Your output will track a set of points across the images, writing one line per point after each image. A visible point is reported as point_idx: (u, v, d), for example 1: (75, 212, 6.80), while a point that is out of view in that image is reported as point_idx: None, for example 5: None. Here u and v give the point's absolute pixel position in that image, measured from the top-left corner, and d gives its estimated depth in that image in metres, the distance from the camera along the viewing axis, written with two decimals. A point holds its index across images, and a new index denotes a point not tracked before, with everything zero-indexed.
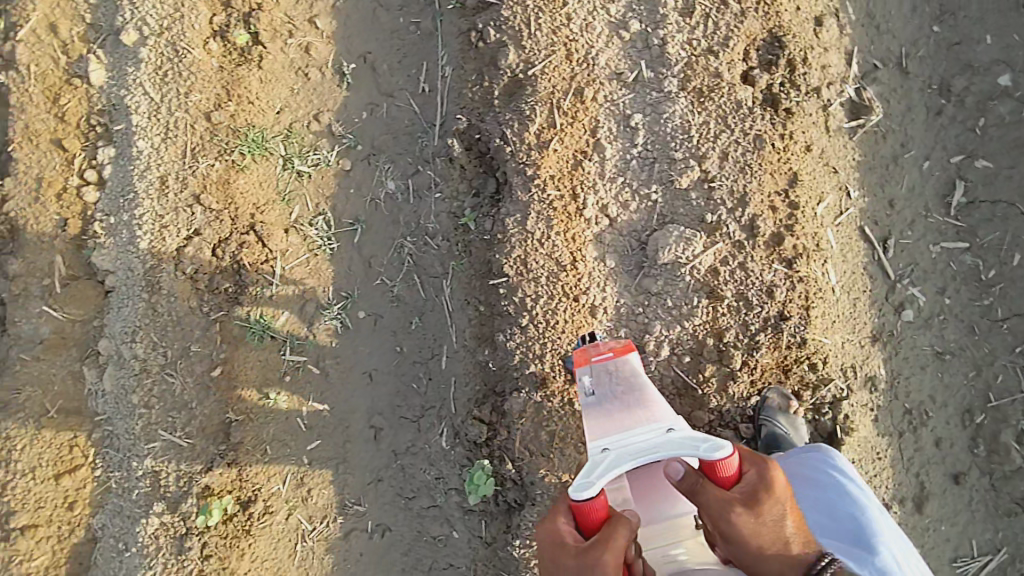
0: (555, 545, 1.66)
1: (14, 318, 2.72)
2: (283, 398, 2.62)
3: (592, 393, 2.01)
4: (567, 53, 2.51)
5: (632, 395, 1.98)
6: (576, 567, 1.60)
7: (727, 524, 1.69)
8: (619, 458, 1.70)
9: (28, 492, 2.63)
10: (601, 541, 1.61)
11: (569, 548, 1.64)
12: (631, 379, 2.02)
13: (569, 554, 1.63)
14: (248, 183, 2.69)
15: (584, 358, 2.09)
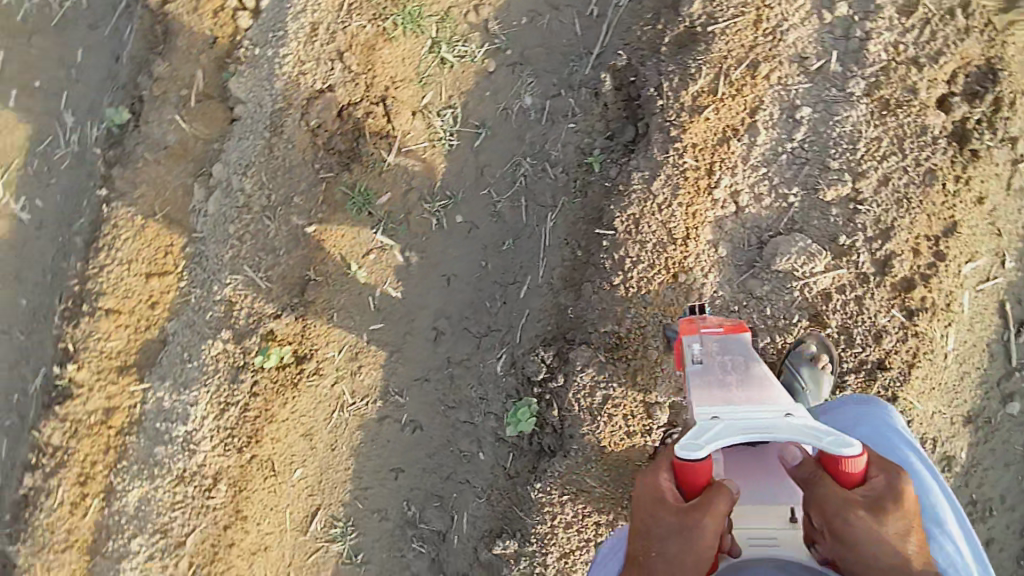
0: (654, 500, 1.58)
1: (148, 118, 2.86)
2: (363, 272, 2.69)
3: (700, 364, 1.96)
4: (756, 19, 2.29)
5: (745, 375, 1.89)
6: (674, 526, 1.52)
7: (843, 523, 1.52)
8: (730, 429, 1.62)
9: (121, 281, 2.86)
10: (705, 506, 1.52)
11: (669, 505, 1.55)
12: (742, 358, 1.93)
13: (668, 510, 1.54)
14: (392, 55, 2.65)
15: (692, 327, 2.05)
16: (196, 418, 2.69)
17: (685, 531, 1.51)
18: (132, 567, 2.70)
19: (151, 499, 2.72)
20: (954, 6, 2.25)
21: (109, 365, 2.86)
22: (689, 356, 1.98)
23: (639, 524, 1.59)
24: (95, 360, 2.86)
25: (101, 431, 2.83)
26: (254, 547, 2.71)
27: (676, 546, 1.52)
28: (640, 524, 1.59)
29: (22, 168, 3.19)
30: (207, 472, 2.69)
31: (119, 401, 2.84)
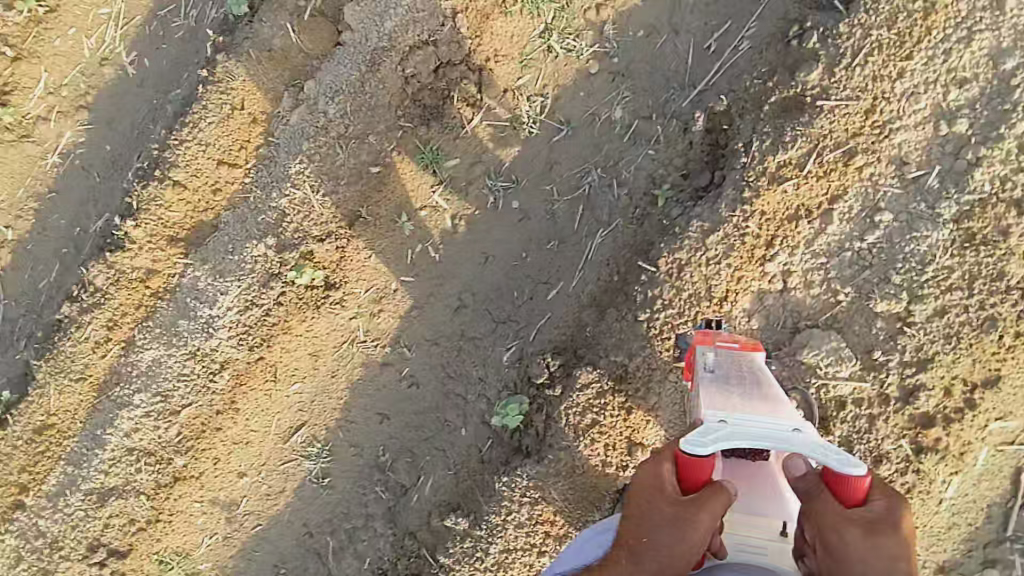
0: (656, 489, 1.76)
1: (262, 18, 2.97)
2: (410, 226, 2.79)
3: (711, 371, 2.03)
4: (868, 107, 2.20)
5: (754, 386, 1.97)
6: (668, 515, 1.70)
7: (836, 537, 1.61)
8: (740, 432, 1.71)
9: (194, 159, 3.00)
10: (703, 501, 1.68)
11: (667, 496, 1.73)
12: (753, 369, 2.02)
13: (665, 500, 1.72)
14: (503, 29, 2.70)
15: (707, 339, 2.12)
16: (222, 307, 2.85)
17: (680, 523, 1.67)
18: (129, 417, 2.92)
19: (162, 364, 2.92)
20: None
21: (162, 232, 3.05)
22: (702, 363, 2.04)
23: (639, 509, 1.77)
24: (152, 224, 3.04)
25: (138, 287, 3.05)
26: (237, 438, 2.91)
27: (669, 532, 1.69)
28: (638, 509, 1.78)
29: (142, 26, 3.43)
30: (217, 357, 2.87)
31: (161, 267, 3.04)
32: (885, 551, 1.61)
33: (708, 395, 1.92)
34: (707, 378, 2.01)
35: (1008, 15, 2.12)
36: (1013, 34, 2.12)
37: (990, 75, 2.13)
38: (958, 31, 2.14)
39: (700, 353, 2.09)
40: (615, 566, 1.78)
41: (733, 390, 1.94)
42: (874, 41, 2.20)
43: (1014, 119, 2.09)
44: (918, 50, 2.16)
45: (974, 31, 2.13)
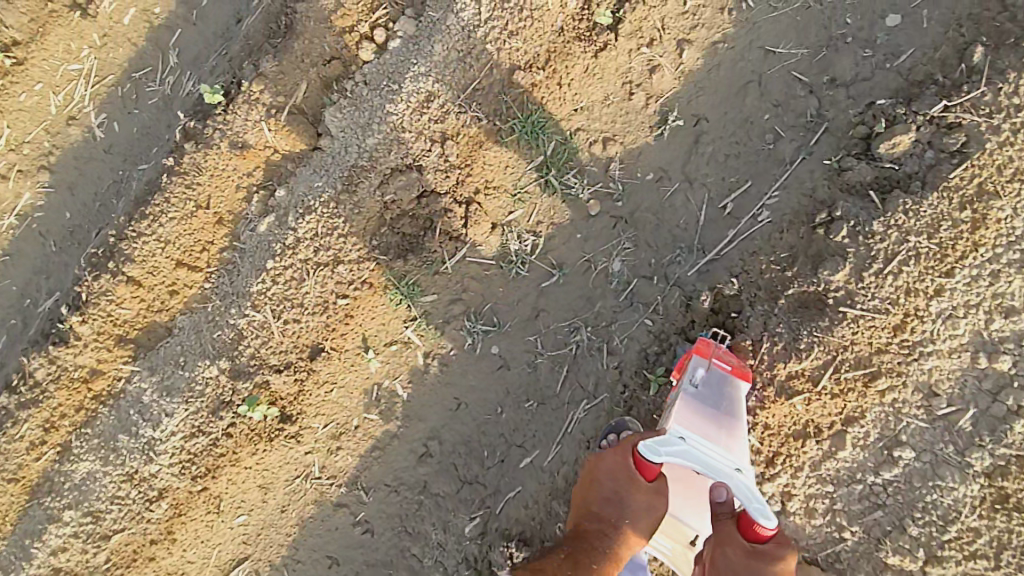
0: (628, 479, 2.00)
1: (235, 109, 2.67)
2: (377, 362, 2.53)
3: (696, 387, 1.97)
4: (897, 324, 1.93)
5: (728, 413, 1.93)
6: (643, 502, 1.98)
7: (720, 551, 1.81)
8: (684, 454, 1.81)
9: (150, 257, 2.73)
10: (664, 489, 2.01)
11: (640, 487, 1.99)
12: (732, 399, 1.96)
13: (640, 491, 1.98)
14: (495, 159, 2.42)
15: (705, 350, 2.01)
16: (165, 430, 2.60)
17: (655, 501, 1.99)
18: (56, 535, 2.67)
19: (97, 480, 2.67)
20: None
21: (111, 330, 2.77)
22: (689, 377, 1.97)
23: (615, 495, 2.00)
24: (100, 318, 2.77)
25: (80, 387, 2.78)
26: (171, 568, 2.67)
27: (646, 512, 2.00)
28: (612, 492, 2.01)
29: (113, 87, 3.11)
30: (155, 483, 2.62)
31: (106, 367, 2.78)
32: None
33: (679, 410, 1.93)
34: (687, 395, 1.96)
35: None
36: None
37: None
38: (1008, 252, 1.87)
39: (691, 364, 1.99)
40: (604, 534, 1.98)
41: (705, 414, 1.92)
42: (912, 247, 1.92)
43: None
44: (960, 266, 1.89)
45: None
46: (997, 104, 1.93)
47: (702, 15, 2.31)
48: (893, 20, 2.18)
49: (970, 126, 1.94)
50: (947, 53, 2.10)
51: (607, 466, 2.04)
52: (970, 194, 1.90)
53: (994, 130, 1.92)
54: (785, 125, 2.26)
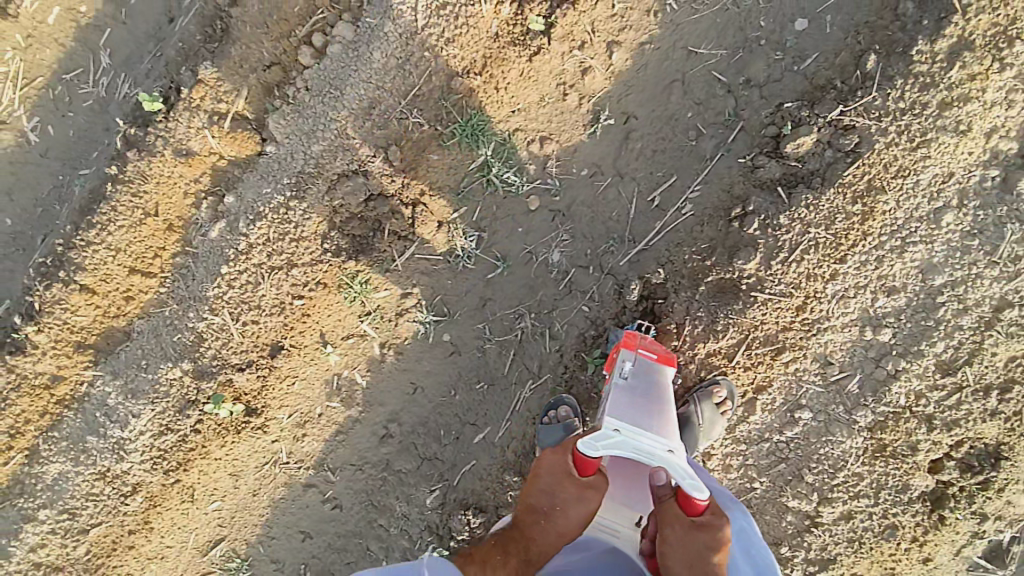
0: (563, 472, 1.97)
1: (177, 116, 2.71)
2: (337, 355, 2.69)
3: (626, 376, 2.15)
4: (799, 305, 2.23)
5: (657, 399, 2.09)
6: (576, 494, 1.94)
7: (665, 530, 1.85)
8: (626, 445, 1.87)
9: (102, 265, 2.75)
10: (598, 483, 1.96)
11: (573, 480, 1.95)
12: (659, 385, 2.13)
13: (572, 484, 1.95)
14: (439, 161, 2.56)
15: (631, 343, 2.21)
16: (134, 430, 2.67)
17: (587, 495, 1.93)
18: (42, 526, 2.71)
19: (68, 480, 2.72)
20: (995, 383, 2.13)
21: (68, 338, 2.78)
22: (619, 369, 2.14)
23: (549, 488, 1.97)
24: (56, 328, 2.78)
25: (42, 394, 2.79)
26: (151, 554, 2.77)
27: (575, 504, 1.94)
28: (541, 483, 2.00)
29: (43, 89, 3.03)
30: (129, 480, 2.70)
31: (67, 374, 2.79)
32: (703, 543, 1.81)
33: (616, 404, 2.04)
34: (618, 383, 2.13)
35: (943, 229, 2.12)
36: (946, 250, 2.12)
37: (919, 287, 2.15)
38: (891, 239, 2.15)
39: (620, 357, 2.19)
40: (534, 524, 1.97)
41: (636, 401, 2.06)
42: (812, 238, 2.21)
43: (936, 337, 2.13)
44: (853, 253, 2.18)
45: (907, 242, 2.14)
46: (886, 109, 2.15)
47: (630, 17, 2.47)
48: (801, 24, 2.37)
49: (863, 128, 2.17)
50: (846, 58, 2.30)
51: (544, 462, 2.04)
52: (860, 188, 2.17)
53: (883, 131, 2.15)
54: (705, 122, 2.48)
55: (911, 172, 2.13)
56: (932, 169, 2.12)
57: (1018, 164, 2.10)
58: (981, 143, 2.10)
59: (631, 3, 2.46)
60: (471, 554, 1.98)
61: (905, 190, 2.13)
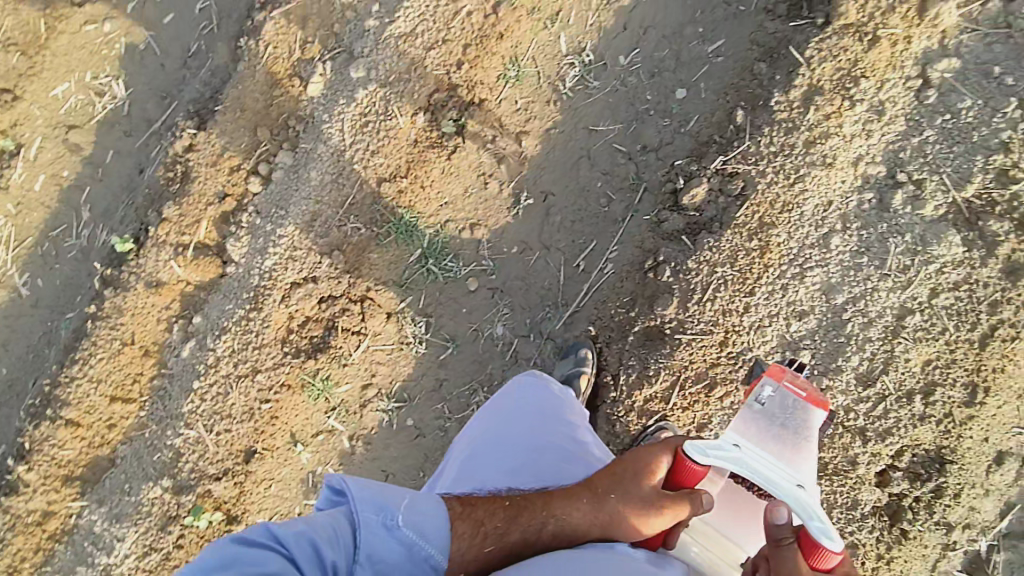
0: (646, 469, 1.76)
1: (148, 253, 3.00)
2: (308, 453, 2.81)
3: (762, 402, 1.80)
4: (721, 340, 2.36)
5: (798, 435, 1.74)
6: (645, 495, 1.71)
7: None
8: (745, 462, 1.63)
9: (86, 397, 2.94)
10: (681, 502, 1.70)
11: (650, 481, 1.74)
12: (804, 426, 1.75)
13: (648, 485, 1.73)
14: (380, 259, 2.79)
15: (777, 373, 1.84)
16: (119, 554, 2.77)
17: (654, 503, 1.69)
18: None
19: None
20: (916, 389, 2.22)
21: (57, 473, 2.93)
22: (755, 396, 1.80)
23: (622, 475, 1.77)
24: (45, 464, 2.93)
25: (35, 530, 2.91)
26: None
27: (637, 509, 1.70)
28: (618, 468, 1.80)
29: (33, 247, 3.35)
30: None
31: (57, 508, 2.92)
32: None
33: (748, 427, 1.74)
34: (749, 411, 1.78)
35: (834, 251, 2.29)
36: (841, 270, 2.28)
37: (825, 307, 2.29)
38: (791, 267, 2.31)
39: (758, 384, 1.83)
40: (571, 501, 1.75)
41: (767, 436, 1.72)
42: (720, 277, 2.37)
43: (850, 351, 2.26)
44: (759, 285, 2.33)
45: (805, 268, 2.30)
46: (759, 154, 2.39)
47: (533, 109, 2.78)
48: (681, 93, 2.66)
49: (744, 173, 2.41)
50: (721, 116, 2.59)
51: (635, 451, 1.83)
52: (754, 226, 2.36)
53: (762, 174, 2.38)
54: (614, 188, 2.71)
55: (794, 206, 2.33)
56: (812, 200, 2.32)
57: (890, 183, 2.29)
58: (851, 171, 2.31)
59: (531, 98, 2.78)
60: (468, 503, 1.70)
61: (793, 223, 2.33)
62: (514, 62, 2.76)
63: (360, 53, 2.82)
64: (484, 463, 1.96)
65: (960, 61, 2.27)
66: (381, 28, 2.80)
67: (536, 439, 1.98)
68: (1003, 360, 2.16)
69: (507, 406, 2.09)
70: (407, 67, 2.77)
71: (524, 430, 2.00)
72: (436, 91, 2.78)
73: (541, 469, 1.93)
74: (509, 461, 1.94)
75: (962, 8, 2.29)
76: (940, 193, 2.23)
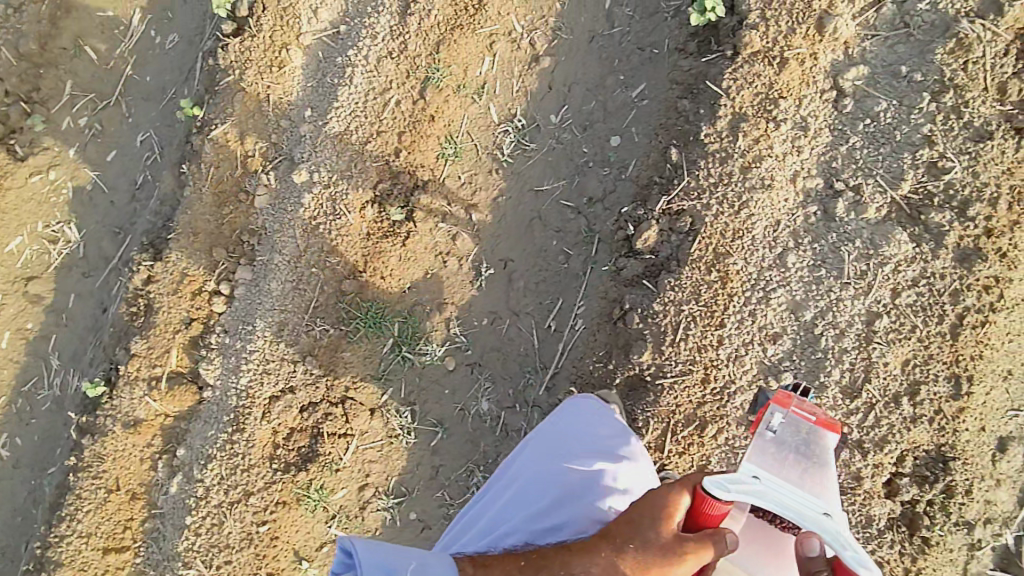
0: (664, 511, 1.61)
1: (121, 392, 2.96)
2: (315, 568, 2.74)
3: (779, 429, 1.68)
4: (703, 377, 2.35)
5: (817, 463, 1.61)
6: (667, 542, 1.58)
7: None
8: (769, 493, 1.52)
9: (78, 554, 2.88)
10: (706, 546, 1.57)
11: (671, 525, 1.59)
12: (819, 453, 1.63)
13: (668, 530, 1.59)
14: (354, 356, 2.77)
15: (784, 399, 1.72)
16: None
17: (676, 550, 1.57)
18: None
19: None
20: (901, 391, 2.22)
21: None
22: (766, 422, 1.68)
23: (639, 519, 1.63)
24: None
25: None
26: None
27: (659, 558, 1.57)
28: (634, 513, 1.64)
29: (6, 406, 3.29)
30: None
31: None
32: None
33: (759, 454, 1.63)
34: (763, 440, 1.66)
35: (792, 270, 2.33)
36: (803, 286, 2.32)
37: (796, 326, 2.32)
38: (754, 293, 2.34)
39: (768, 412, 1.71)
40: (589, 556, 1.63)
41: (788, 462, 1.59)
42: (687, 314, 2.38)
43: (830, 366, 2.26)
44: (728, 315, 2.34)
45: (768, 291, 2.33)
46: (700, 188, 2.44)
47: (477, 181, 2.81)
48: (616, 140, 2.74)
49: (690, 209, 2.45)
50: (657, 157, 2.64)
51: (652, 491, 1.68)
52: (710, 259, 2.38)
53: (707, 207, 2.42)
54: (569, 244, 2.75)
55: (744, 232, 2.37)
56: (760, 223, 2.37)
57: (830, 195, 2.37)
58: (791, 188, 2.38)
59: (474, 171, 2.82)
60: (482, 562, 1.64)
61: (747, 248, 2.36)
62: (450, 140, 2.82)
63: (301, 157, 2.87)
64: (515, 512, 1.91)
65: (868, 67, 2.39)
66: (317, 131, 2.86)
67: (566, 486, 1.90)
68: (978, 346, 2.20)
69: (544, 449, 2.04)
70: (347, 164, 2.81)
71: (554, 478, 1.93)
72: (379, 182, 2.81)
73: (569, 518, 1.83)
74: (538, 511, 1.87)
75: (858, 18, 2.41)
76: (879, 195, 2.31)
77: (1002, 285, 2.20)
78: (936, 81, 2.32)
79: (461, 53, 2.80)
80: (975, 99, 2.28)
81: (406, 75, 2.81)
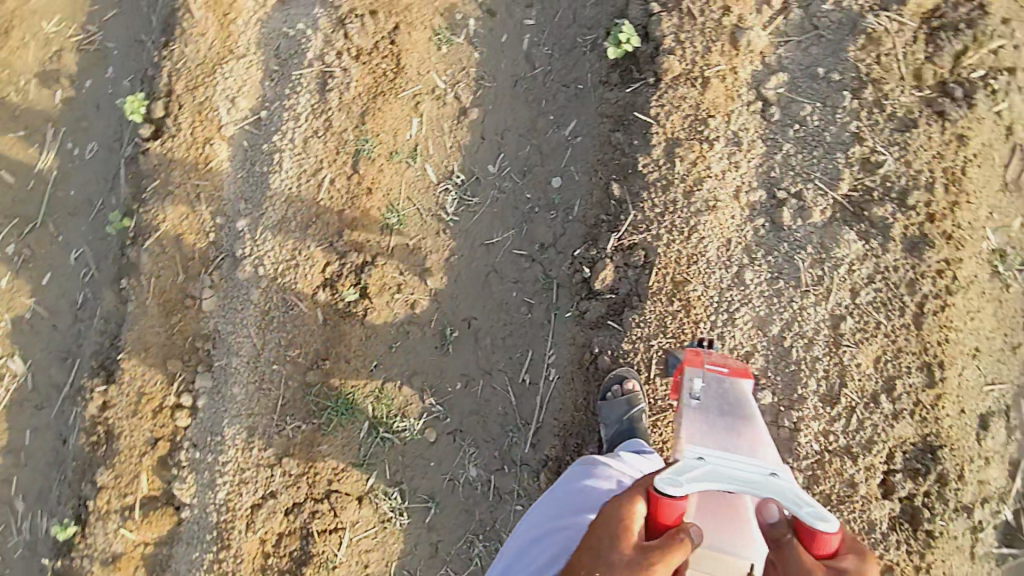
0: (621, 526, 1.41)
1: (94, 528, 2.81)
2: None
3: (697, 395, 1.82)
4: None
5: (739, 412, 1.76)
6: (629, 560, 1.36)
7: None
8: (716, 471, 1.40)
9: None
10: (670, 546, 1.35)
11: (630, 539, 1.39)
12: (738, 398, 1.82)
13: (627, 545, 1.38)
14: (331, 447, 2.67)
15: (696, 361, 1.95)
16: None
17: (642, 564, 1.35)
18: None
19: None
20: (879, 389, 2.22)
21: None
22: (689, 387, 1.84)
23: (597, 545, 1.43)
24: None
25: None
26: None
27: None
28: (594, 537, 1.46)
29: None
30: None
31: None
32: None
33: (690, 427, 1.65)
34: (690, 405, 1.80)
35: (752, 287, 2.33)
36: (765, 301, 2.32)
37: (766, 341, 2.31)
38: (719, 315, 2.33)
39: (688, 377, 1.89)
40: None
41: (714, 415, 1.71)
42: (658, 349, 2.37)
43: (807, 376, 2.25)
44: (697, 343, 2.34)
45: (732, 311, 2.32)
46: (647, 220, 2.43)
47: (425, 246, 2.73)
48: (556, 182, 2.71)
49: (641, 243, 2.44)
50: (599, 193, 2.61)
51: (607, 509, 1.49)
52: (669, 289, 2.38)
53: (657, 238, 2.41)
54: (529, 294, 2.70)
55: (698, 257, 2.36)
56: (712, 245, 2.37)
57: (774, 205, 2.37)
58: (735, 205, 2.38)
59: (420, 235, 2.74)
60: None
61: (703, 272, 2.36)
62: (391, 209, 2.74)
63: (242, 253, 2.78)
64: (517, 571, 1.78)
65: (787, 74, 2.42)
66: (255, 224, 2.78)
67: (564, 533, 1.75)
68: (943, 331, 2.21)
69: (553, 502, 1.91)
70: (291, 255, 2.74)
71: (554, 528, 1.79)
72: (327, 264, 2.73)
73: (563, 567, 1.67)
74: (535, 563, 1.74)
75: (768, 28, 2.45)
76: (821, 199, 2.33)
77: (953, 268, 2.23)
78: (854, 78, 2.35)
79: (388, 119, 2.76)
80: (893, 90, 2.32)
81: (337, 152, 2.76)
